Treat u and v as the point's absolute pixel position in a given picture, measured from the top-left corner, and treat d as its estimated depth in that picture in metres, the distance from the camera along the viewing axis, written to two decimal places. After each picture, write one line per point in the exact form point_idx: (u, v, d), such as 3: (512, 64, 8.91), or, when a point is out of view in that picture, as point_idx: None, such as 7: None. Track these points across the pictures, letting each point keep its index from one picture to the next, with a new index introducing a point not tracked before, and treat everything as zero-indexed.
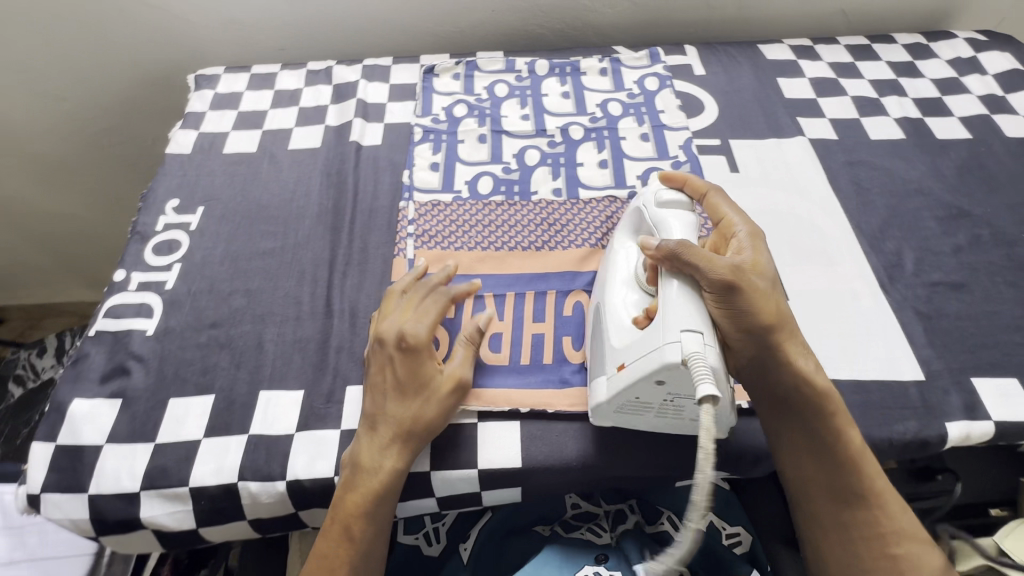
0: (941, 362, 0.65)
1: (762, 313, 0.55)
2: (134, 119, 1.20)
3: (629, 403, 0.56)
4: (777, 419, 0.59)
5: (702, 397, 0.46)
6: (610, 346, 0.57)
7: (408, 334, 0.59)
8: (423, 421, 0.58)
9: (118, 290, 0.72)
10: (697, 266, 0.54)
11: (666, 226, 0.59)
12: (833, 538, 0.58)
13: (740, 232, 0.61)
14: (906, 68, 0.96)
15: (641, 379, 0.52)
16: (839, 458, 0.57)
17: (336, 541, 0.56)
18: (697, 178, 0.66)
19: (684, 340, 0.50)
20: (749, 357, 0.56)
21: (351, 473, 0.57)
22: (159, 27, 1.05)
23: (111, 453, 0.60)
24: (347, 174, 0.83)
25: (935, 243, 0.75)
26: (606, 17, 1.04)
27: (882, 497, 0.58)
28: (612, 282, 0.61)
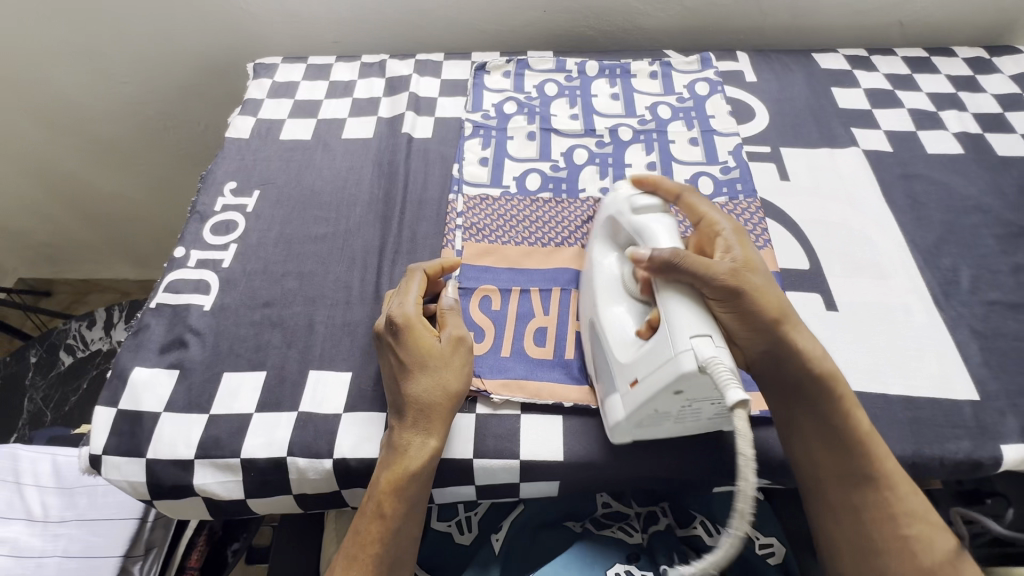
0: (997, 383, 0.64)
1: (762, 307, 0.55)
2: (190, 105, 1.24)
3: (646, 417, 0.56)
4: (782, 404, 0.59)
5: (734, 403, 0.46)
6: (618, 362, 0.57)
7: (396, 315, 0.60)
8: (449, 400, 0.58)
9: (177, 266, 0.75)
10: (695, 272, 0.53)
11: (647, 232, 0.59)
12: (847, 526, 0.57)
13: (724, 230, 0.60)
14: (967, 82, 0.94)
15: (659, 392, 0.52)
16: (847, 443, 0.56)
17: (370, 518, 0.56)
18: (667, 180, 0.65)
19: (697, 346, 0.50)
20: (760, 351, 0.57)
21: (387, 455, 0.57)
22: (221, 18, 1.08)
23: (168, 420, 0.62)
24: (399, 164, 0.84)
25: (993, 261, 0.73)
26: (658, 21, 1.04)
27: (892, 480, 0.56)
28: (601, 295, 0.62)
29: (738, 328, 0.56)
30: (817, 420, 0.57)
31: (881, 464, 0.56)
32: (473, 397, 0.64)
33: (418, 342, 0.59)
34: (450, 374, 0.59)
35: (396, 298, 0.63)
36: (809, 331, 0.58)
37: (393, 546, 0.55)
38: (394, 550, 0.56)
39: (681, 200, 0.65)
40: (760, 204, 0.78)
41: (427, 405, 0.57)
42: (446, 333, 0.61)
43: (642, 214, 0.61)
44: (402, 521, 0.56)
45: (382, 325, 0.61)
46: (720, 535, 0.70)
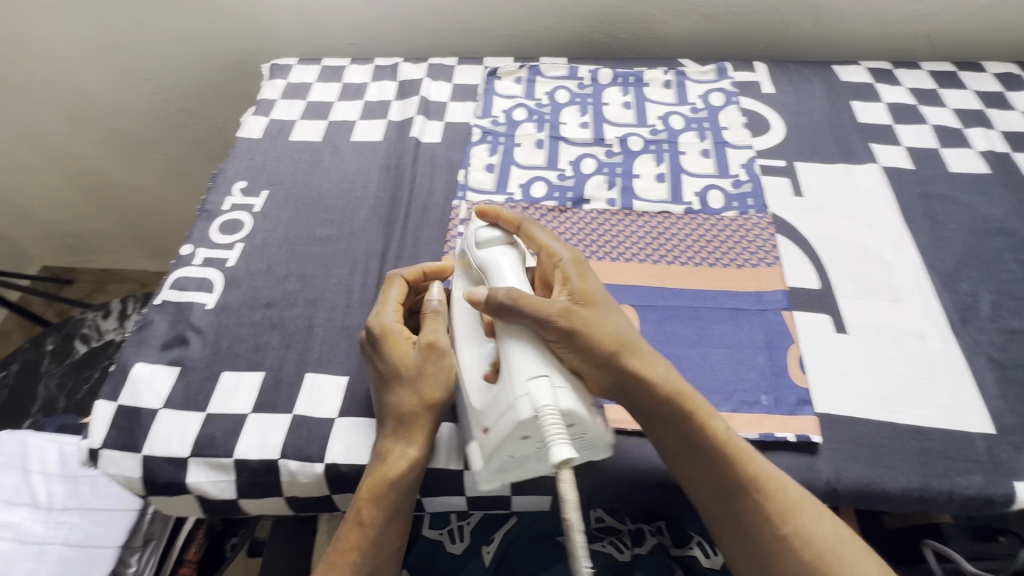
0: (1014, 416, 0.61)
1: (595, 341, 0.53)
2: (208, 102, 1.26)
3: (506, 461, 0.54)
4: (648, 427, 0.55)
5: (559, 461, 0.45)
6: (473, 410, 0.56)
7: (374, 325, 0.60)
8: (431, 408, 0.57)
9: (184, 263, 0.76)
10: (528, 312, 0.53)
11: (492, 267, 0.60)
12: (729, 533, 0.54)
13: (563, 259, 0.58)
14: (995, 98, 0.91)
15: (505, 439, 0.51)
16: (710, 456, 0.53)
17: (351, 523, 0.56)
18: (509, 211, 0.64)
19: (532, 391, 0.49)
20: (610, 385, 0.54)
21: (371, 462, 0.57)
22: (241, 19, 1.10)
23: (166, 417, 0.63)
24: (406, 169, 0.84)
25: (1016, 287, 0.70)
26: (674, 29, 1.02)
27: (761, 481, 0.53)
28: (460, 338, 0.60)
29: (578, 365, 0.53)
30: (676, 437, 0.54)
31: (744, 467, 0.53)
32: None
33: (394, 350, 0.58)
34: (431, 380, 0.57)
35: (376, 308, 0.62)
36: (654, 352, 0.56)
37: (370, 553, 0.55)
38: (372, 551, 0.55)
39: (522, 230, 0.63)
40: (771, 220, 0.76)
41: (406, 415, 0.57)
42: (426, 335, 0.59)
43: (486, 249, 0.61)
44: (378, 525, 0.55)
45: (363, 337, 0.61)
46: (717, 556, 0.69)
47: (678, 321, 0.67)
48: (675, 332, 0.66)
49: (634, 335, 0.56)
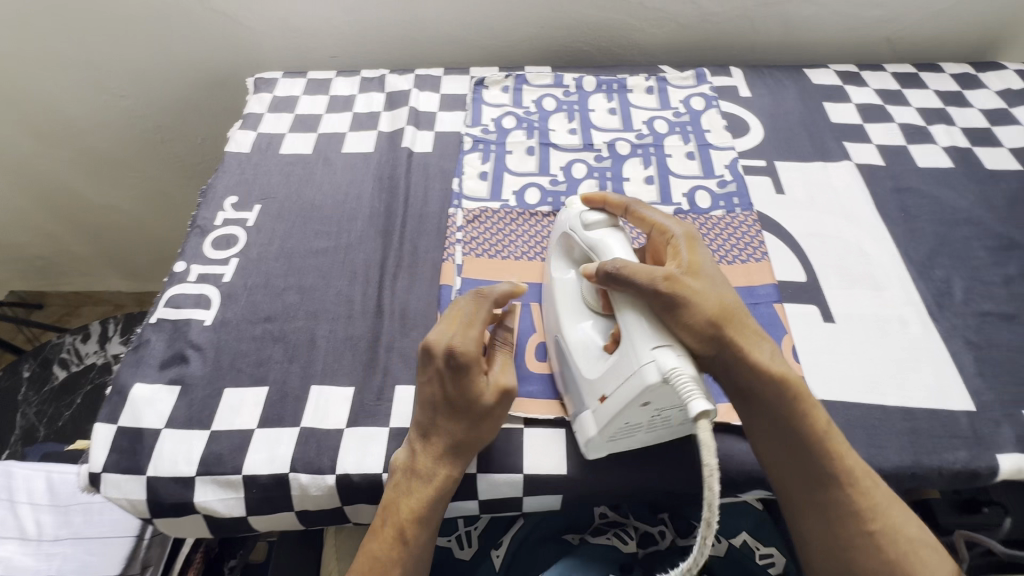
0: (991, 393, 0.64)
1: (703, 312, 0.54)
2: (188, 118, 1.24)
3: (618, 431, 0.57)
4: (741, 405, 0.57)
5: (697, 414, 0.48)
6: (586, 380, 0.58)
7: (457, 350, 0.57)
8: (478, 445, 0.59)
9: (178, 280, 0.75)
10: (637, 282, 0.54)
11: (600, 246, 0.61)
12: (812, 521, 0.57)
13: (677, 234, 0.62)
14: (954, 97, 0.96)
15: (627, 405, 0.53)
16: (807, 440, 0.55)
17: (391, 540, 0.57)
18: (615, 195, 0.66)
19: (658, 358, 0.51)
20: (716, 361, 0.56)
21: (409, 486, 0.57)
22: (223, 34, 1.09)
23: (169, 437, 0.62)
24: (400, 179, 0.85)
25: (984, 272, 0.75)
26: (653, 37, 1.06)
27: (855, 476, 0.55)
28: (562, 315, 0.63)
29: (690, 341, 0.54)
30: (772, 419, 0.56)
31: (842, 461, 0.55)
32: None
33: (472, 387, 0.57)
34: (484, 422, 0.58)
35: (456, 329, 0.59)
36: (760, 331, 0.58)
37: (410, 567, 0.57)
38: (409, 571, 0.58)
39: (630, 212, 0.65)
40: (756, 217, 0.79)
41: (462, 444, 0.58)
42: (501, 377, 0.59)
43: (595, 229, 0.63)
44: (418, 546, 0.57)
45: (438, 351, 0.58)
46: (721, 544, 0.72)
47: None
48: None
49: (739, 309, 0.57)
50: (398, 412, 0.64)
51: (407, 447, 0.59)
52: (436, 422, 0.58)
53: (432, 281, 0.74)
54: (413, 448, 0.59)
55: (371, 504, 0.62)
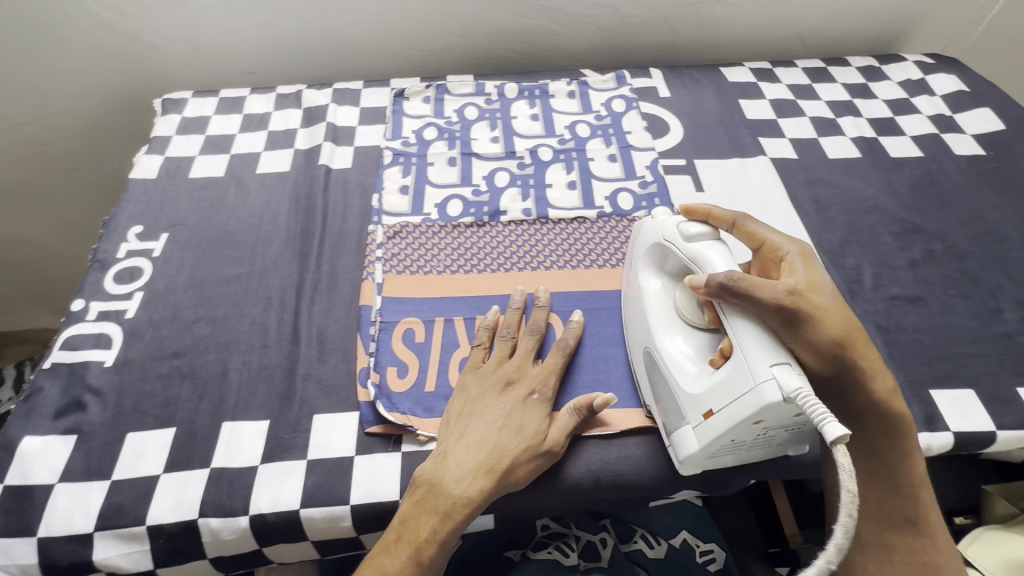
0: (900, 375, 0.67)
1: (825, 332, 0.52)
2: (100, 142, 1.17)
3: (721, 449, 0.54)
4: (848, 422, 0.58)
5: (834, 439, 0.44)
6: (687, 395, 0.55)
7: (540, 390, 0.60)
8: (516, 484, 0.57)
9: (76, 320, 0.70)
10: (756, 300, 0.51)
11: (704, 260, 0.56)
12: (871, 560, 0.59)
13: (791, 252, 0.59)
14: (860, 89, 1.00)
15: (740, 425, 0.50)
16: (897, 478, 0.58)
17: (404, 559, 0.53)
18: (721, 209, 0.63)
19: (778, 376, 0.48)
20: (829, 377, 0.55)
21: (437, 505, 0.54)
22: (128, 52, 1.03)
23: (64, 491, 0.58)
24: (317, 198, 0.82)
25: (891, 258, 0.77)
26: (574, 41, 1.06)
27: (933, 529, 0.58)
28: (655, 327, 0.61)
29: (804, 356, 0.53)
30: (871, 452, 0.58)
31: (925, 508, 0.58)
32: (400, 435, 0.62)
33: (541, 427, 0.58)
34: (528, 461, 0.57)
35: (534, 371, 0.62)
36: (881, 359, 0.58)
37: None
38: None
39: (737, 227, 0.63)
40: None
41: (509, 481, 0.56)
42: (558, 433, 0.59)
43: (695, 242, 0.59)
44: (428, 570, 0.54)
45: (522, 385, 0.61)
46: (660, 546, 0.73)
47: (598, 320, 0.70)
48: (597, 332, 0.69)
49: (859, 331, 0.56)
50: (316, 443, 0.61)
51: (434, 460, 0.57)
52: (495, 445, 0.56)
53: (353, 302, 0.72)
54: (444, 463, 0.56)
55: (291, 542, 0.59)
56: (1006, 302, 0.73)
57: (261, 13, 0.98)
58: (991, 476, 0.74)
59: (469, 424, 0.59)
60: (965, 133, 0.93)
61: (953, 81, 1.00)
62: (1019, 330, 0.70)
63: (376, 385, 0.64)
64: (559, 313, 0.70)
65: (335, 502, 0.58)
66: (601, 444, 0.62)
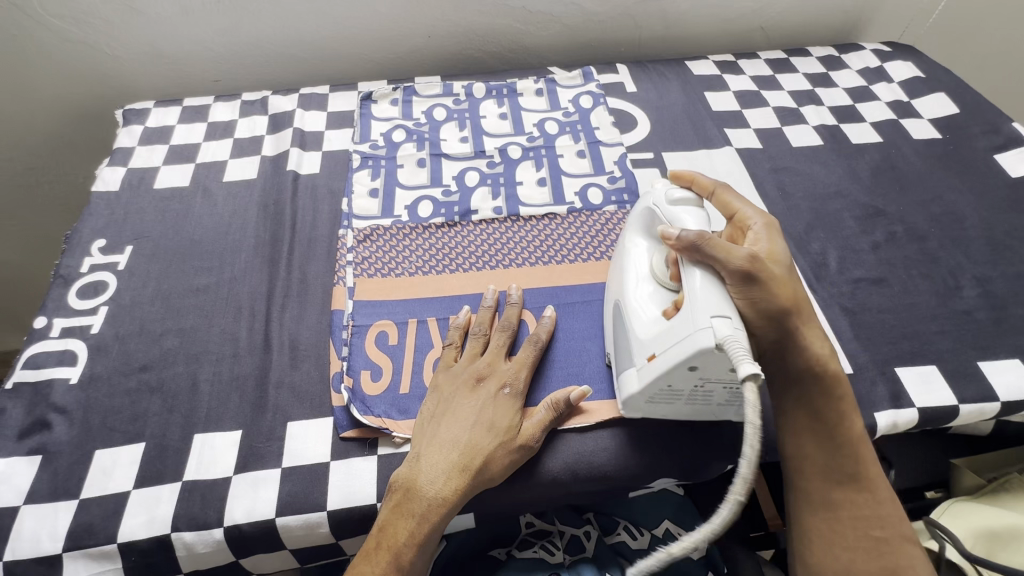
0: (867, 355, 0.68)
1: (776, 298, 0.55)
2: (63, 155, 1.14)
3: (659, 394, 0.56)
4: (794, 386, 0.59)
5: (745, 376, 0.46)
6: (636, 338, 0.57)
7: (512, 383, 0.61)
8: (491, 479, 0.56)
9: (38, 338, 0.69)
10: (717, 255, 0.53)
11: (677, 219, 0.59)
12: (820, 518, 0.58)
13: (756, 224, 0.60)
14: (821, 78, 1.03)
15: (675, 365, 0.52)
16: (838, 440, 0.58)
17: (382, 564, 0.53)
18: (703, 176, 0.65)
19: (716, 325, 0.49)
20: (773, 340, 0.57)
21: (411, 505, 0.55)
22: (84, 63, 1.01)
23: (30, 513, 0.56)
24: (285, 204, 0.81)
25: (855, 241, 0.79)
26: (541, 40, 1.07)
27: (874, 481, 0.58)
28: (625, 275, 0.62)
29: (752, 318, 0.55)
30: (812, 414, 0.58)
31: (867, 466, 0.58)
32: (375, 438, 0.62)
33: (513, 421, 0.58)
34: (502, 456, 0.57)
35: (505, 365, 0.62)
36: (823, 331, 0.59)
37: None
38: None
39: (716, 195, 0.64)
40: None
41: (486, 477, 0.56)
42: (533, 428, 0.59)
43: (678, 206, 0.60)
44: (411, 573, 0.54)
45: (491, 380, 0.61)
46: (643, 537, 0.72)
47: (571, 315, 0.70)
48: (569, 327, 0.69)
49: (807, 304, 0.59)
50: (291, 450, 0.61)
51: (409, 464, 0.57)
52: (465, 440, 0.56)
53: (323, 307, 0.72)
54: (418, 465, 0.56)
55: (269, 552, 0.58)
56: (965, 280, 0.75)
57: (223, 20, 0.96)
58: (959, 450, 0.76)
59: (442, 421, 0.59)
60: (922, 118, 0.95)
61: (909, 68, 1.03)
62: (978, 306, 0.72)
63: (350, 389, 0.63)
64: (531, 309, 0.70)
65: (311, 509, 0.57)
66: (576, 437, 0.62)
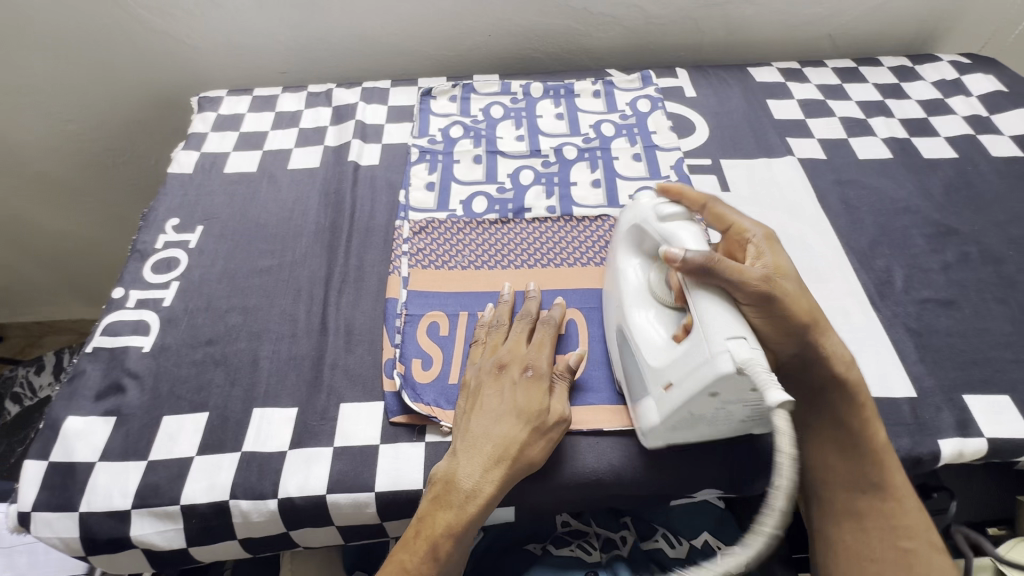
0: (932, 380, 0.65)
1: (791, 316, 0.55)
2: (139, 139, 1.22)
3: (681, 420, 0.55)
4: (815, 395, 0.61)
5: (776, 404, 0.46)
6: (649, 366, 0.56)
7: (533, 365, 0.61)
8: (528, 465, 0.57)
9: (116, 307, 0.73)
10: (727, 277, 0.52)
11: (674, 238, 0.57)
12: (844, 528, 0.60)
13: (756, 235, 0.59)
14: (892, 89, 0.99)
15: (695, 394, 0.51)
16: (862, 449, 0.58)
17: (425, 558, 0.54)
18: (694, 190, 0.64)
19: (733, 348, 0.49)
20: (791, 354, 0.58)
21: (450, 500, 0.55)
22: (164, 52, 1.07)
23: (104, 469, 0.60)
24: (346, 193, 0.84)
25: (923, 260, 0.76)
26: (601, 41, 1.06)
27: (899, 492, 0.58)
28: (627, 300, 0.61)
29: (768, 332, 0.56)
30: (835, 421, 0.59)
31: (891, 474, 0.58)
32: (423, 426, 0.63)
33: (537, 403, 0.58)
34: (536, 440, 0.57)
35: (527, 349, 0.62)
36: (842, 341, 0.60)
37: None
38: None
39: (708, 209, 0.63)
40: None
41: (521, 462, 0.56)
42: (559, 404, 0.60)
43: (669, 222, 0.59)
44: (450, 560, 0.55)
45: (512, 364, 0.61)
46: (682, 546, 0.71)
47: None
48: None
49: (824, 317, 0.59)
50: (343, 430, 0.63)
51: (449, 459, 0.58)
52: (492, 431, 0.57)
53: (378, 295, 0.74)
54: (456, 460, 0.57)
55: (317, 526, 0.60)
56: None
57: (295, 15, 1.00)
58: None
59: (467, 416, 0.59)
60: (1003, 134, 0.90)
61: (990, 81, 0.98)
62: None
63: (401, 375, 0.65)
64: (581, 309, 0.70)
65: (359, 489, 0.59)
66: (621, 438, 0.62)
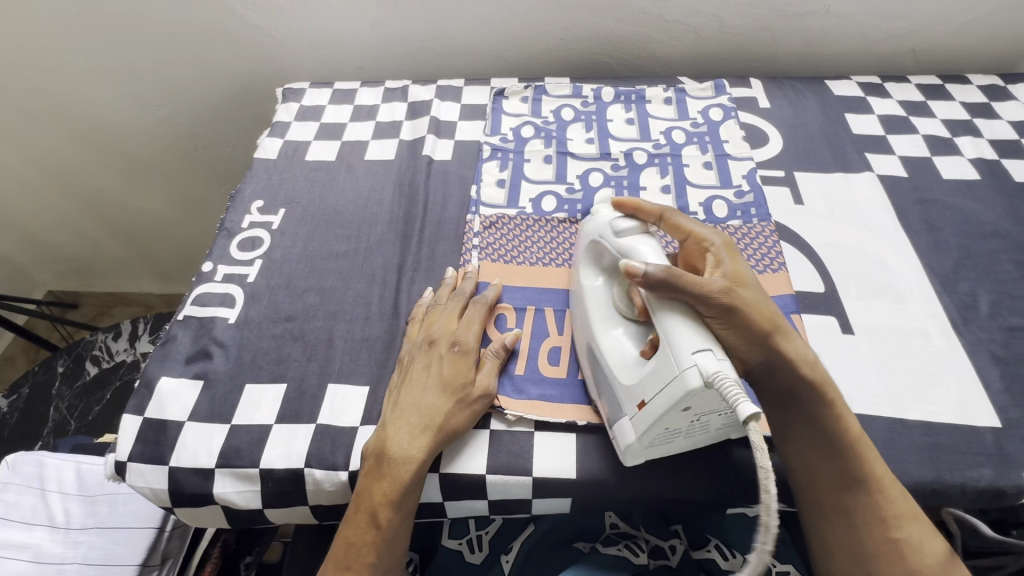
0: (1019, 411, 0.62)
1: (755, 325, 0.54)
2: (220, 127, 1.29)
3: (657, 437, 0.54)
4: (786, 401, 0.58)
5: (747, 417, 0.45)
6: (621, 385, 0.55)
7: (459, 340, 0.65)
8: (452, 433, 0.60)
9: (205, 280, 0.78)
10: (692, 292, 0.52)
11: (634, 253, 0.58)
12: (836, 527, 0.58)
13: (714, 244, 0.59)
14: (981, 108, 0.95)
15: (668, 409, 0.50)
16: (837, 446, 0.56)
17: (364, 528, 0.58)
18: (649, 203, 0.63)
19: (700, 362, 0.49)
20: (759, 362, 0.56)
21: (381, 469, 0.58)
22: (253, 46, 1.13)
23: (192, 429, 0.64)
24: (420, 186, 0.87)
25: (1013, 286, 0.73)
26: (673, 49, 1.07)
27: (883, 483, 0.56)
28: (595, 323, 0.61)
29: (736, 344, 0.55)
30: (808, 421, 0.57)
31: (870, 469, 0.56)
32: (488, 414, 0.64)
33: (453, 370, 0.62)
34: (461, 410, 0.61)
35: (458, 325, 0.67)
36: (802, 340, 0.59)
37: (385, 549, 0.58)
38: (379, 557, 0.58)
39: (664, 220, 0.63)
40: (774, 227, 0.78)
41: (440, 431, 0.59)
42: (486, 377, 0.63)
43: (624, 237, 0.60)
44: (392, 529, 0.58)
45: (427, 344, 0.65)
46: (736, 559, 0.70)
47: None
48: None
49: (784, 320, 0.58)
50: None
51: (378, 434, 0.61)
52: (414, 403, 0.61)
53: None
54: (385, 431, 0.60)
55: None
56: None
57: (378, 13, 1.04)
58: None
59: (388, 399, 0.64)
60: None
61: None
62: None
63: None
64: None
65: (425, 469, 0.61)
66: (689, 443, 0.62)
